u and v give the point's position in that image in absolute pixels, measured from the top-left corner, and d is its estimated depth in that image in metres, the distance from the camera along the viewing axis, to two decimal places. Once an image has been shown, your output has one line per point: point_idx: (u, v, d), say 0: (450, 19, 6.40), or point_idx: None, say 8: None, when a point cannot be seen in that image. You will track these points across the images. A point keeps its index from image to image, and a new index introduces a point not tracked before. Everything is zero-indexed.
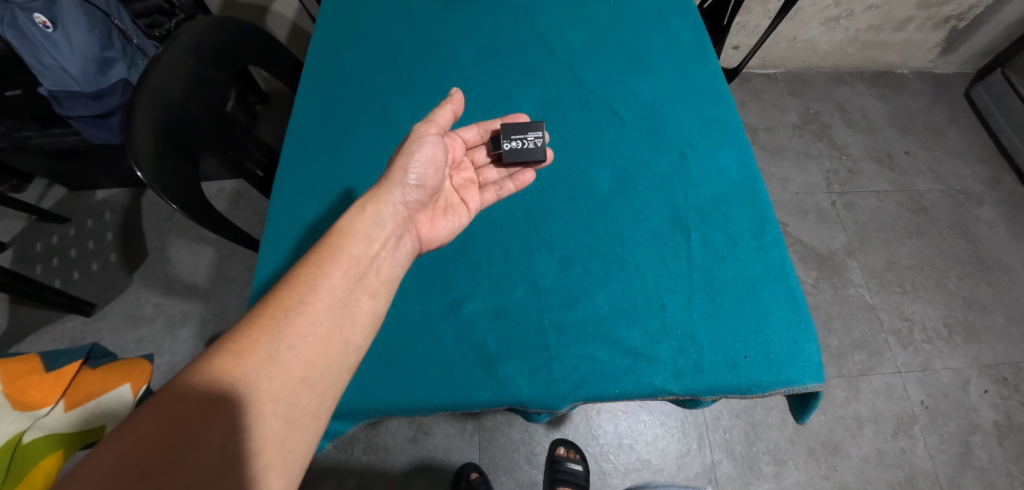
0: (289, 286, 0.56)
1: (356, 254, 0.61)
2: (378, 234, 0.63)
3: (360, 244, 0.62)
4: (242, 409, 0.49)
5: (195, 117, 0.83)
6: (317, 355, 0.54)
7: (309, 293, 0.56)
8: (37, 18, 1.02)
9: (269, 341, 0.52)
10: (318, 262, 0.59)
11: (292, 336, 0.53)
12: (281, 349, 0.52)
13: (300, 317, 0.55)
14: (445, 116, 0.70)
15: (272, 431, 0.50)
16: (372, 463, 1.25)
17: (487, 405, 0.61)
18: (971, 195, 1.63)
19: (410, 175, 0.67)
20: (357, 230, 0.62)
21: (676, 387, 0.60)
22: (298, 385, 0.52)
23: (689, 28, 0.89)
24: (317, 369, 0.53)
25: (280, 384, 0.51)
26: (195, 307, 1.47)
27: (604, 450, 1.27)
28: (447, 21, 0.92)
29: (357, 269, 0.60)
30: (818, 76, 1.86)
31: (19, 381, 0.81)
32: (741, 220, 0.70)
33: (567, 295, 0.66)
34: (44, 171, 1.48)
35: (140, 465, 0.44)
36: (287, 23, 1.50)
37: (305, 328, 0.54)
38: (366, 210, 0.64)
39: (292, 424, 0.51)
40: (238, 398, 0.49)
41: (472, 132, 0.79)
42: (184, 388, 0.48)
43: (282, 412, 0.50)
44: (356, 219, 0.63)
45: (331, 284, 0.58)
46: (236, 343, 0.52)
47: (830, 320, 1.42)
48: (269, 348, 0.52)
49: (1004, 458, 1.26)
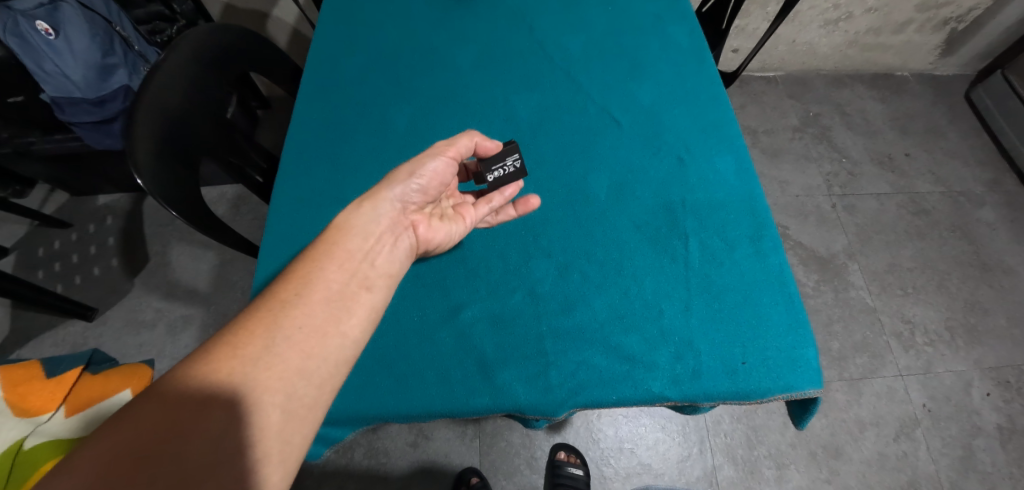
0: (288, 280, 0.56)
1: (353, 249, 0.60)
2: (374, 229, 0.63)
3: (357, 239, 0.61)
4: (238, 399, 0.49)
5: (196, 122, 0.84)
6: (314, 346, 0.53)
7: (307, 287, 0.56)
8: (39, 25, 1.03)
9: (265, 332, 0.52)
10: (314, 258, 0.59)
11: (288, 326, 0.53)
12: (281, 339, 0.52)
13: (297, 309, 0.54)
14: (466, 145, 0.70)
15: (270, 421, 0.49)
16: (372, 468, 1.25)
17: (485, 411, 0.61)
18: (972, 196, 1.63)
19: (415, 179, 0.66)
20: (354, 225, 0.62)
21: (674, 393, 0.60)
22: (295, 375, 0.51)
23: (687, 33, 0.89)
24: (315, 360, 0.53)
25: (278, 374, 0.51)
26: (196, 312, 1.47)
27: (604, 454, 1.27)
28: (445, 28, 0.93)
29: (351, 263, 0.59)
30: (818, 79, 1.86)
31: (21, 387, 0.82)
32: (740, 225, 0.70)
33: (565, 301, 0.66)
34: (46, 177, 1.49)
35: (137, 452, 0.44)
36: (288, 28, 1.50)
37: (301, 319, 0.54)
38: (363, 206, 0.63)
39: (288, 417, 0.50)
40: (234, 388, 0.49)
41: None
42: (183, 377, 0.49)
43: (278, 403, 0.50)
44: (353, 215, 0.62)
45: (327, 278, 0.57)
46: (236, 335, 0.52)
47: (832, 323, 1.42)
48: (266, 338, 0.52)
49: (1007, 461, 1.26)
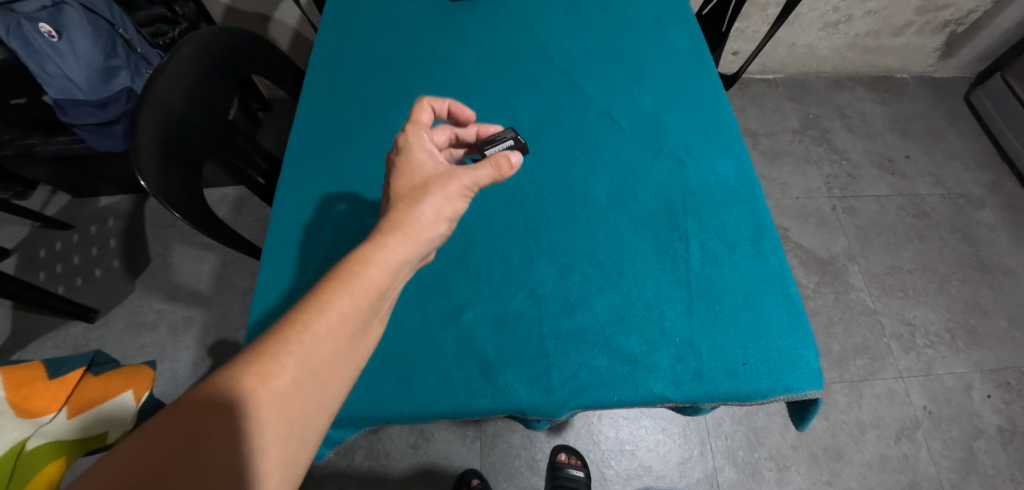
0: (308, 310, 0.51)
1: (373, 280, 0.54)
2: (396, 262, 0.56)
3: (376, 269, 0.55)
4: (251, 434, 0.46)
5: (198, 125, 0.84)
6: (331, 378, 0.51)
7: (329, 324, 0.51)
8: (42, 27, 1.04)
9: (278, 367, 0.48)
10: (331, 286, 0.52)
11: (307, 360, 0.49)
12: (295, 378, 0.48)
13: (315, 343, 0.50)
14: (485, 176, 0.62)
15: (283, 454, 0.47)
16: (373, 469, 1.25)
17: (487, 412, 0.61)
18: (971, 198, 1.63)
19: (438, 210, 0.59)
20: (375, 257, 0.55)
21: (675, 395, 0.61)
22: (311, 409, 0.49)
23: (687, 36, 0.89)
24: (330, 393, 0.51)
25: (287, 417, 0.48)
26: (197, 313, 1.47)
27: (605, 456, 1.27)
28: (447, 31, 0.93)
29: (372, 297, 0.54)
30: (818, 81, 1.87)
31: (23, 388, 0.81)
32: (740, 227, 0.70)
33: (566, 303, 0.66)
34: (48, 179, 1.49)
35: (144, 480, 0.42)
36: (289, 31, 1.51)
37: (321, 352, 0.50)
38: (387, 239, 0.56)
39: (288, 464, 0.48)
40: (239, 425, 0.46)
41: (442, 136, 0.71)
42: (193, 397, 0.46)
43: (280, 449, 0.47)
44: (376, 247, 0.55)
45: (347, 311, 0.52)
46: (249, 365, 0.48)
47: (832, 325, 1.42)
48: (278, 377, 0.48)
49: (1008, 463, 1.26)
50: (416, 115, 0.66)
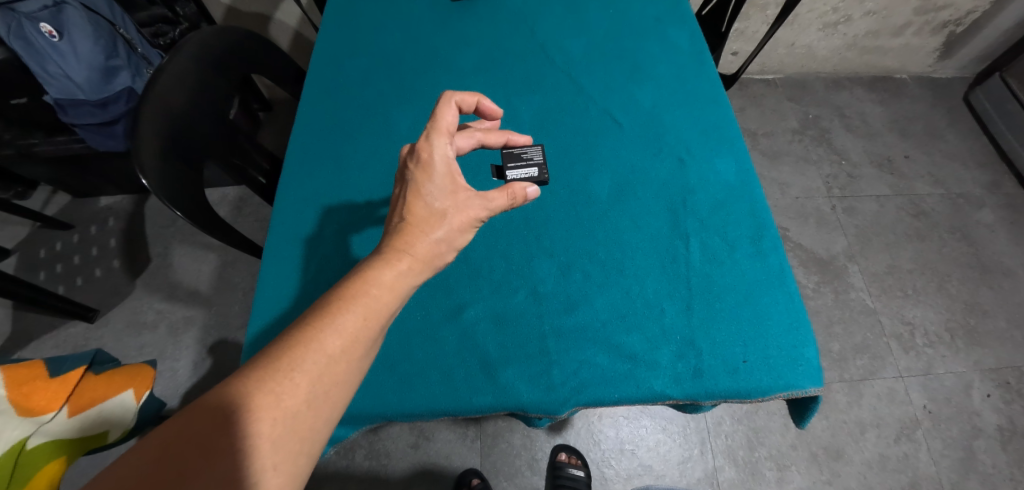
0: (316, 328, 0.50)
1: (382, 298, 0.54)
2: (405, 287, 0.56)
3: (383, 290, 0.54)
4: (258, 449, 0.46)
5: (200, 125, 0.85)
6: (339, 392, 0.51)
7: (341, 344, 0.51)
8: (42, 27, 1.04)
9: (291, 386, 0.48)
10: (338, 307, 0.52)
11: (316, 377, 0.49)
12: (305, 395, 0.48)
13: (322, 360, 0.50)
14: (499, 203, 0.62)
15: (294, 465, 0.48)
16: (373, 469, 1.25)
17: (488, 410, 0.61)
18: (971, 198, 1.63)
19: (450, 237, 0.59)
20: (384, 281, 0.55)
21: (676, 392, 0.61)
22: (320, 423, 0.49)
23: (687, 36, 0.90)
24: (338, 407, 0.51)
25: (298, 436, 0.48)
26: (198, 313, 1.48)
27: (605, 455, 1.27)
28: (447, 30, 0.93)
29: (380, 316, 0.54)
30: (817, 81, 1.87)
31: (25, 386, 0.81)
32: (740, 225, 0.70)
33: (567, 301, 0.66)
34: (48, 179, 1.50)
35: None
36: (290, 31, 1.51)
37: (329, 370, 0.50)
38: (400, 264, 0.56)
39: (293, 478, 0.48)
40: (250, 443, 0.46)
41: (467, 141, 0.67)
42: (203, 411, 0.46)
43: (289, 468, 0.47)
44: (385, 271, 0.55)
45: (354, 330, 0.52)
46: (261, 382, 0.47)
47: (832, 325, 1.42)
48: (291, 396, 0.48)
49: (1008, 462, 1.26)
50: (439, 117, 0.61)
